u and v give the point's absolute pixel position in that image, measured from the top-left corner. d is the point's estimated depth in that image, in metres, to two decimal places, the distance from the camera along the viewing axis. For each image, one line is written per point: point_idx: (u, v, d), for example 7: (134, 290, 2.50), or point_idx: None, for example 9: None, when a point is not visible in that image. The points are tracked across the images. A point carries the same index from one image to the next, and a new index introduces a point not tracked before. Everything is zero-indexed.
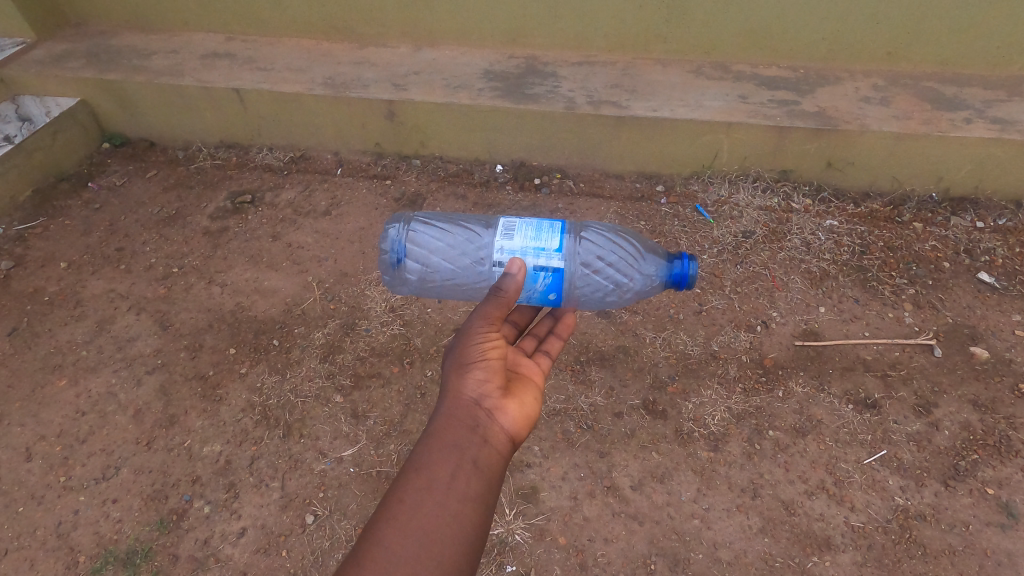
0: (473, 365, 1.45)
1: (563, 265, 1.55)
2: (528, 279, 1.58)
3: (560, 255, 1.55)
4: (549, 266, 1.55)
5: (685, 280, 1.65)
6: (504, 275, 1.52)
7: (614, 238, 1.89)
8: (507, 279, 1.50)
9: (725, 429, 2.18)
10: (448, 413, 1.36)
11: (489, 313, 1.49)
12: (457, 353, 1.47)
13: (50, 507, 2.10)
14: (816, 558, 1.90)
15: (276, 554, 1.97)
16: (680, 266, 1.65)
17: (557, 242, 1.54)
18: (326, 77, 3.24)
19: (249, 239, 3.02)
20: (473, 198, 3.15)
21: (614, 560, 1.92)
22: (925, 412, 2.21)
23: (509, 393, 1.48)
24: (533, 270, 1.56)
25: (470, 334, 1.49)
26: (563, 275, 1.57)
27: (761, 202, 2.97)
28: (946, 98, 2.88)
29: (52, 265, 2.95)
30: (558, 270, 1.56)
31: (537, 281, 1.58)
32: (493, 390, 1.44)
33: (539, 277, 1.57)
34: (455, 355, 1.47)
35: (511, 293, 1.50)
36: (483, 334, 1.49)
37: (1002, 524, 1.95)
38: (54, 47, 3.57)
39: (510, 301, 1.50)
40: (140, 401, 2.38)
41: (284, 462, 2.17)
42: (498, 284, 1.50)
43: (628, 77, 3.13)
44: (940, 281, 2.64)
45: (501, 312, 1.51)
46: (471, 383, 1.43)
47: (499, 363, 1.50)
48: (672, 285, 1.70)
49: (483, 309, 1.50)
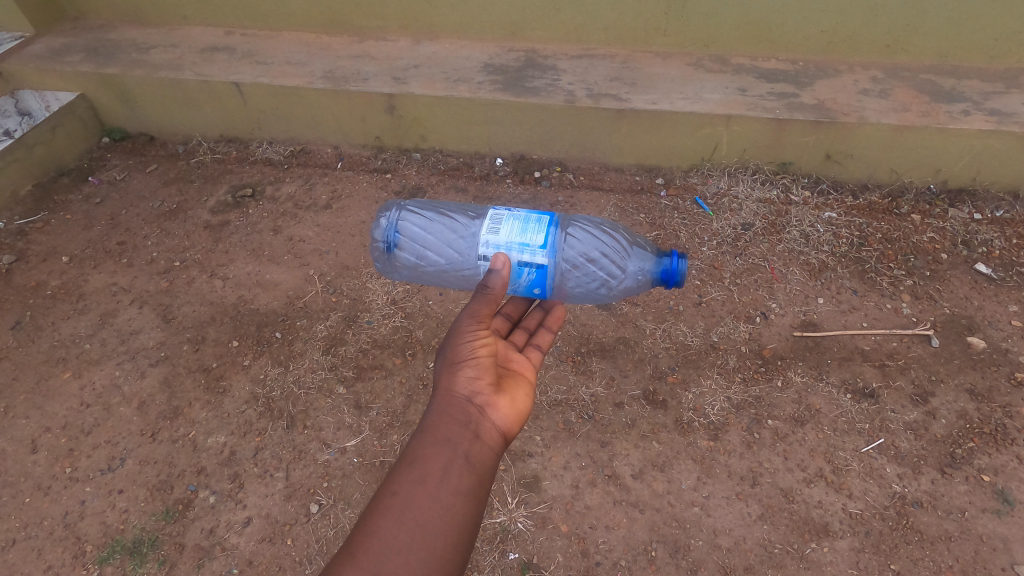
0: (464, 363, 1.47)
1: (547, 262, 1.56)
2: (513, 273, 1.60)
3: (545, 251, 1.55)
4: (533, 262, 1.56)
5: (672, 283, 1.67)
6: (490, 271, 1.54)
7: (600, 234, 1.90)
8: (494, 275, 1.52)
9: (725, 418, 2.21)
10: (441, 410, 1.38)
11: (478, 311, 1.52)
12: (448, 351, 1.49)
13: (57, 498, 2.12)
14: (815, 545, 1.92)
15: (281, 543, 1.99)
16: (668, 267, 1.68)
17: (541, 239, 1.55)
18: (326, 70, 3.25)
19: (250, 232, 3.03)
20: (474, 191, 3.17)
21: (615, 547, 1.94)
22: (922, 401, 2.24)
23: (501, 389, 1.50)
24: (517, 265, 1.58)
25: (460, 332, 1.51)
26: (547, 271, 1.58)
27: (760, 194, 2.99)
28: (944, 91, 2.90)
29: (55, 259, 2.96)
30: (541, 267, 1.57)
31: (521, 276, 1.60)
32: (484, 387, 1.46)
33: (523, 272, 1.59)
34: (446, 353, 1.49)
35: (499, 290, 1.52)
36: (473, 332, 1.51)
37: (998, 510, 1.97)
38: (53, 41, 3.57)
39: (498, 298, 1.52)
40: (144, 393, 2.40)
41: (288, 452, 2.19)
42: (485, 282, 1.52)
43: (628, 70, 3.14)
44: (938, 272, 2.66)
45: (490, 309, 1.53)
46: (463, 381, 1.45)
47: (489, 359, 1.52)
48: (659, 283, 1.73)
49: (472, 307, 1.52)
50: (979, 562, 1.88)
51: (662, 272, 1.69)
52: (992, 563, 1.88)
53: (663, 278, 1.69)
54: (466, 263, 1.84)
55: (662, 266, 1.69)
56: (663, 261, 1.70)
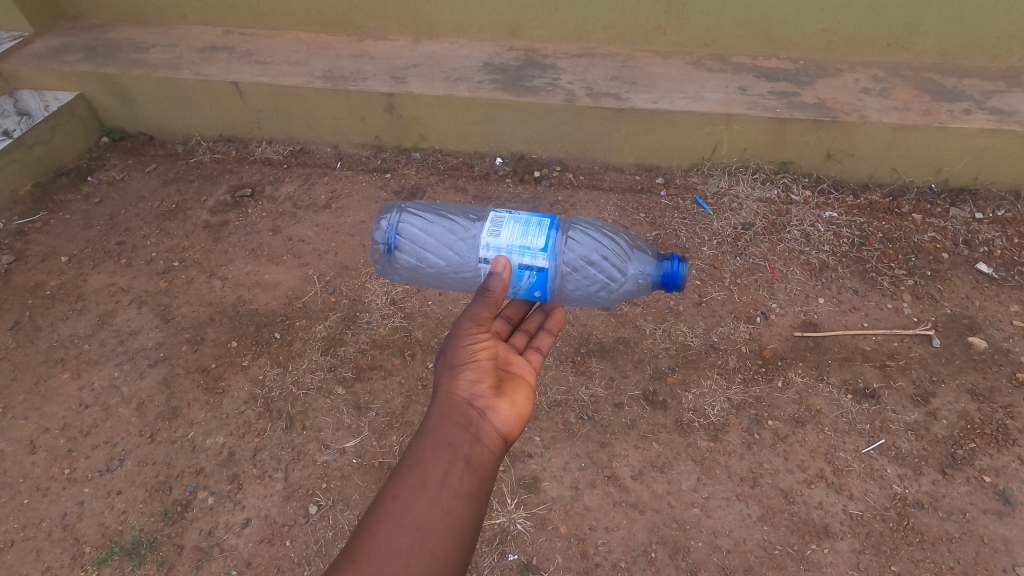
0: (465, 365, 1.47)
1: (547, 265, 1.56)
2: (514, 277, 1.59)
3: (546, 254, 1.54)
4: (533, 265, 1.56)
5: (673, 286, 1.67)
6: (490, 274, 1.54)
7: (600, 236, 1.88)
8: (494, 279, 1.52)
9: (725, 419, 2.20)
10: (441, 412, 1.37)
11: (478, 315, 1.52)
12: (448, 354, 1.48)
13: (56, 499, 2.12)
14: (815, 546, 1.92)
15: (279, 544, 1.99)
16: (668, 270, 1.68)
17: (542, 242, 1.54)
18: (325, 70, 3.24)
19: (250, 232, 3.02)
20: (473, 190, 3.16)
21: (615, 549, 1.93)
22: (923, 401, 2.23)
23: (502, 392, 1.49)
24: (518, 268, 1.57)
25: (461, 335, 1.51)
26: (547, 274, 1.57)
27: (760, 193, 2.98)
28: (946, 90, 2.88)
29: (54, 259, 2.96)
30: (542, 270, 1.56)
31: (522, 279, 1.59)
32: (485, 389, 1.46)
33: (524, 275, 1.58)
34: (446, 357, 1.49)
35: (499, 293, 1.53)
36: (474, 335, 1.51)
37: (999, 511, 1.97)
38: (51, 40, 3.56)
39: (498, 301, 1.53)
40: (143, 393, 2.39)
41: (287, 453, 2.18)
42: (485, 285, 1.52)
43: (628, 69, 3.13)
44: (939, 272, 2.65)
45: (490, 312, 1.54)
46: (464, 383, 1.44)
47: (490, 362, 1.52)
48: (660, 286, 1.72)
49: (473, 310, 1.53)
50: (979, 563, 1.87)
51: (662, 275, 1.69)
52: (993, 564, 1.87)
53: (664, 281, 1.69)
54: (466, 265, 1.83)
55: (662, 268, 1.69)
56: (663, 264, 1.70)
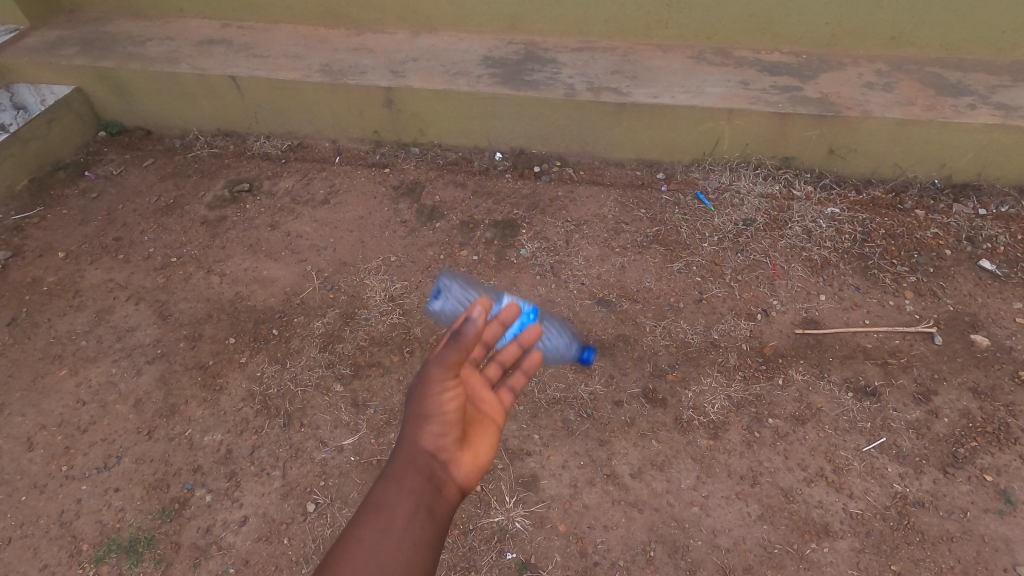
0: (430, 416, 1.23)
1: None
2: None
3: None
4: None
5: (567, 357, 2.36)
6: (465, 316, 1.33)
7: None
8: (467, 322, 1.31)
9: (725, 417, 2.19)
10: (396, 483, 1.14)
11: (447, 357, 1.29)
12: (413, 406, 1.24)
13: (53, 497, 2.11)
14: (815, 545, 1.91)
15: (277, 542, 1.98)
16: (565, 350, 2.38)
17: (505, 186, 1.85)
18: (323, 64, 3.21)
19: (248, 227, 3.01)
20: (473, 185, 3.14)
21: (614, 547, 1.93)
22: (924, 399, 2.21)
23: (471, 448, 1.25)
24: None
25: (431, 381, 1.26)
26: None
27: (762, 189, 2.96)
28: (950, 84, 2.85)
29: (51, 255, 2.94)
30: None
31: None
32: (451, 450, 1.21)
33: None
34: (410, 408, 1.25)
35: (472, 335, 1.31)
36: (442, 381, 1.27)
37: (1000, 511, 1.95)
38: (48, 34, 3.53)
39: (470, 343, 1.31)
40: (140, 390, 2.38)
41: (285, 451, 2.18)
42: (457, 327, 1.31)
43: (629, 63, 3.10)
44: (942, 268, 2.63)
45: (461, 355, 1.30)
46: (425, 446, 1.20)
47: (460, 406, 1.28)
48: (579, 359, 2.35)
49: (442, 353, 1.30)
50: (980, 563, 1.86)
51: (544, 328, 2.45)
52: (994, 564, 1.85)
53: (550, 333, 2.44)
54: None
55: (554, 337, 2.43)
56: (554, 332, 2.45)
